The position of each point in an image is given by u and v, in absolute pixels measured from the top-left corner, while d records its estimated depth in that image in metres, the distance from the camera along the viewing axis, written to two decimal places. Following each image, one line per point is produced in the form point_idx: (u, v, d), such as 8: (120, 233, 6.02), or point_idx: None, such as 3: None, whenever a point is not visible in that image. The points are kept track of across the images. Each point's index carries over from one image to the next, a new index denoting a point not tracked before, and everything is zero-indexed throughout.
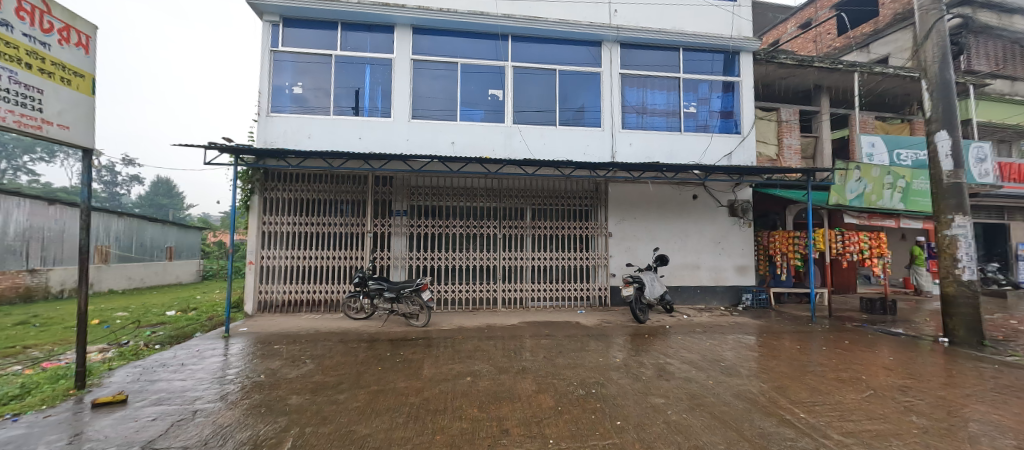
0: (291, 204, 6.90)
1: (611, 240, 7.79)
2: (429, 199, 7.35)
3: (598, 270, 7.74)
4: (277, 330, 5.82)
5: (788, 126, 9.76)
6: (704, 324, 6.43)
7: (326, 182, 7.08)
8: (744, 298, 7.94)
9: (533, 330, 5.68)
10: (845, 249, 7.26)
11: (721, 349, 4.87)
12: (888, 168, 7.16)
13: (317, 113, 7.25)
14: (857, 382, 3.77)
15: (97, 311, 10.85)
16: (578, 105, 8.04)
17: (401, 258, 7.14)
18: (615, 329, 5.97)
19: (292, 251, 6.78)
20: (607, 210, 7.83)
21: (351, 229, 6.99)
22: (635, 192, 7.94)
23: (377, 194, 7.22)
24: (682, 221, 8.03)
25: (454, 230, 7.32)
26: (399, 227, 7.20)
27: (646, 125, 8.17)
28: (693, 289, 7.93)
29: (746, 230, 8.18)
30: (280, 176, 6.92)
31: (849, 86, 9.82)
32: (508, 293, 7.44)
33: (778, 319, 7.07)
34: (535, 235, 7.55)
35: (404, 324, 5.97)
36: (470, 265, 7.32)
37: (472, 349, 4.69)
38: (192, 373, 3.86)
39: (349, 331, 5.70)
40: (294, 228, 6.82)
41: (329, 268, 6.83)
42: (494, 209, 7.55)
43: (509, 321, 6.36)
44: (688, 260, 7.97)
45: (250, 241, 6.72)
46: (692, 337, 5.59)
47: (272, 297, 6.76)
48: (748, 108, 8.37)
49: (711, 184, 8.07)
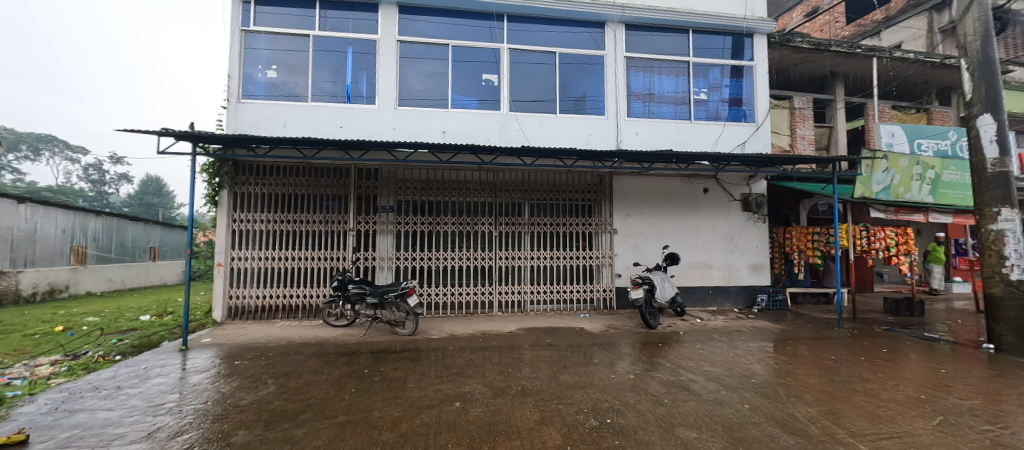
0: (264, 200, 6.26)
1: (616, 238, 7.19)
2: (418, 193, 6.72)
3: (602, 271, 7.14)
4: (246, 341, 5.16)
5: (801, 115, 9.20)
6: (721, 330, 5.84)
7: (303, 175, 6.43)
8: (759, 299, 7.31)
9: (533, 339, 5.06)
10: (871, 246, 6.70)
11: (747, 361, 4.28)
12: (917, 158, 6.61)
13: (294, 100, 6.58)
14: (917, 404, 3.20)
15: (65, 316, 10.17)
16: (579, 93, 7.41)
17: (387, 259, 6.52)
18: (624, 336, 5.37)
19: (266, 252, 6.15)
20: (611, 205, 7.21)
21: (331, 228, 6.35)
22: (641, 185, 7.34)
23: (360, 189, 6.58)
24: (693, 217, 7.44)
25: (445, 228, 6.71)
26: (385, 224, 6.57)
27: (653, 113, 7.57)
28: (704, 290, 7.35)
29: (760, 226, 7.61)
30: (252, 169, 6.27)
31: (865, 73, 9.27)
32: (505, 295, 6.83)
33: (798, 323, 6.50)
34: (534, 232, 6.95)
35: (389, 333, 5.33)
36: (464, 266, 6.71)
37: (464, 364, 4.07)
38: (124, 400, 3.19)
39: (326, 341, 5.06)
40: (268, 226, 6.19)
41: (308, 271, 6.20)
42: (489, 205, 6.94)
43: (506, 328, 5.74)
44: (699, 258, 7.39)
45: (218, 241, 6.07)
46: (711, 345, 5.00)
47: (244, 303, 6.12)
48: (763, 94, 7.79)
49: (724, 177, 7.49)
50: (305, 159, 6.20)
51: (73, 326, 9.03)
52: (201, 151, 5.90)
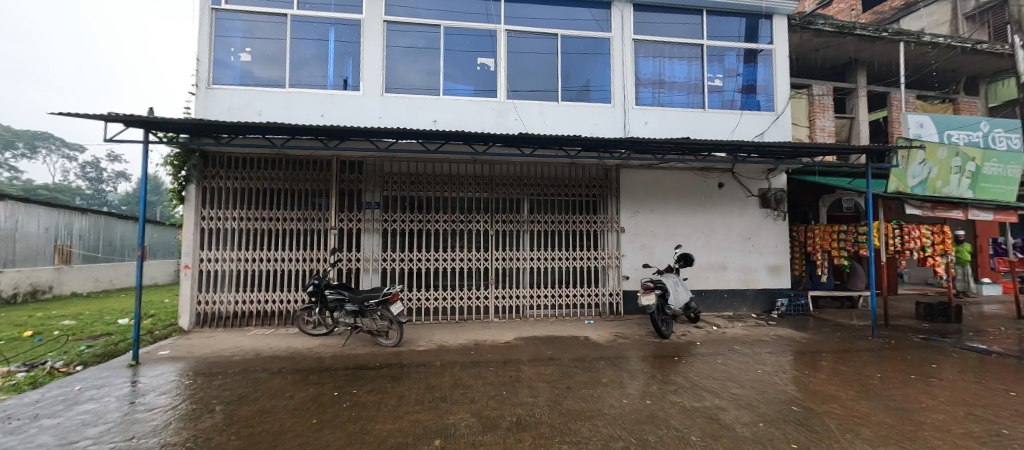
0: (237, 196, 5.69)
1: (623, 237, 6.60)
2: (406, 188, 6.13)
3: (608, 273, 6.54)
4: (208, 353, 4.56)
5: (820, 105, 8.60)
6: (741, 339, 5.24)
7: (280, 168, 5.85)
8: (779, 304, 6.71)
9: (531, 351, 4.48)
10: (905, 246, 6.09)
11: (779, 380, 3.69)
12: (957, 148, 6.04)
13: (271, 86, 6.00)
14: (1003, 441, 2.59)
15: (40, 320, 9.61)
16: (583, 81, 6.81)
17: (372, 260, 5.94)
18: (635, 347, 4.78)
19: (239, 253, 5.60)
20: (618, 201, 6.62)
21: (311, 226, 5.78)
22: (651, 180, 6.74)
23: (343, 183, 5.99)
24: (706, 214, 6.83)
25: (436, 227, 6.13)
26: (370, 222, 5.98)
27: (664, 101, 6.96)
28: (719, 294, 6.76)
29: (780, 224, 7.00)
30: (224, 160, 5.70)
31: (890, 59, 8.63)
32: (501, 300, 6.26)
33: (826, 330, 5.89)
34: (534, 231, 6.35)
35: (370, 344, 4.75)
36: (457, 268, 6.13)
37: (450, 385, 3.49)
38: (30, 436, 2.61)
39: (298, 354, 4.48)
40: (241, 225, 5.63)
41: (285, 274, 5.66)
42: (485, 201, 6.36)
43: (503, 338, 5.15)
44: (713, 259, 6.79)
45: (186, 241, 5.51)
46: (733, 357, 4.42)
47: (215, 310, 5.57)
48: (783, 81, 7.17)
49: (741, 170, 6.88)
50: (281, 149, 5.61)
51: (45, 331, 8.49)
52: (164, 141, 5.32)
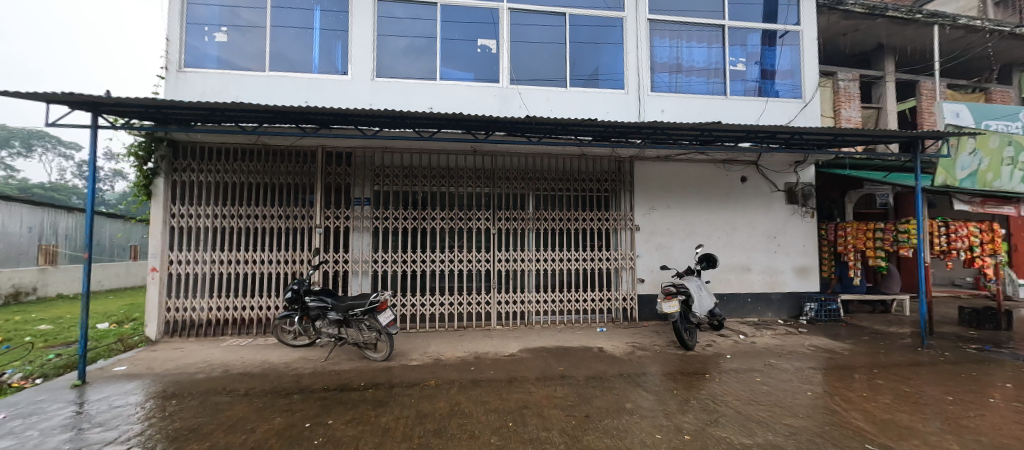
0: (211, 191, 5.12)
1: (637, 236, 6.03)
2: (399, 183, 5.54)
3: (622, 275, 5.97)
4: (170, 368, 3.97)
5: (846, 94, 8.03)
6: (775, 350, 4.65)
7: (259, 159, 5.28)
8: (807, 309, 6.14)
9: (540, 367, 3.90)
10: (951, 245, 5.50)
11: (838, 406, 3.10)
12: (1009, 137, 5.44)
13: (250, 70, 5.45)
14: None
15: (14, 325, 9.00)
16: (593, 66, 6.24)
17: (361, 262, 5.37)
18: (658, 361, 4.19)
19: (215, 254, 5.07)
20: (631, 196, 6.04)
21: (293, 225, 5.21)
22: (668, 173, 6.15)
23: (329, 176, 5.41)
24: (728, 210, 6.25)
25: (432, 226, 5.57)
26: (359, 220, 5.42)
27: (681, 88, 6.39)
28: (742, 299, 6.19)
29: (808, 221, 6.41)
30: (197, 151, 5.13)
31: (922, 44, 8.01)
32: (504, 306, 5.70)
33: (865, 339, 5.31)
34: (540, 230, 5.78)
35: (357, 358, 4.16)
36: (455, 271, 5.57)
37: (446, 413, 2.90)
38: None
39: (273, 370, 3.90)
40: (217, 223, 5.08)
41: (265, 277, 5.10)
42: (486, 196, 5.78)
43: (507, 349, 4.57)
44: (736, 260, 6.21)
45: (153, 241, 4.95)
46: (771, 373, 3.84)
47: (187, 318, 5.01)
48: (811, 66, 6.57)
49: (766, 163, 6.30)
50: (260, 138, 5.03)
51: (15, 337, 7.87)
52: (127, 128, 4.74)
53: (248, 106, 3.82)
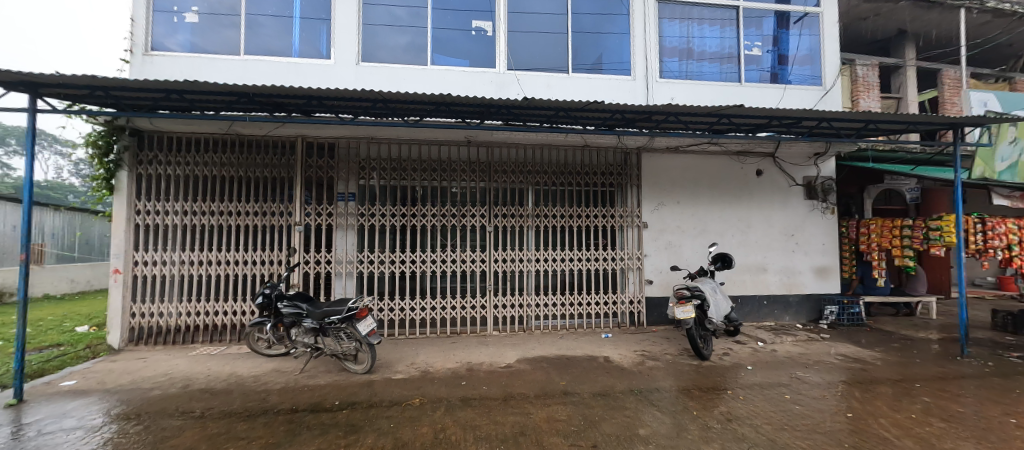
0: (179, 185, 4.68)
1: (645, 234, 5.58)
2: (387, 176, 5.09)
3: (628, 276, 5.52)
4: (124, 383, 3.53)
5: (865, 83, 7.56)
6: (800, 360, 4.20)
7: (233, 150, 4.84)
8: (828, 312, 5.71)
9: (539, 382, 3.46)
10: (987, 244, 5.04)
11: (887, 432, 2.65)
12: None
13: (224, 53, 5.00)
14: None
15: None
16: (597, 51, 5.78)
17: (346, 263, 4.94)
18: (672, 374, 3.74)
19: (186, 255, 4.66)
20: (638, 191, 5.59)
21: (270, 223, 4.77)
22: (678, 166, 5.70)
23: (310, 169, 4.96)
24: (743, 206, 5.80)
25: (423, 223, 5.13)
26: (343, 216, 4.98)
27: (692, 74, 5.94)
28: (758, 301, 5.75)
29: (827, 218, 5.97)
30: (164, 142, 4.68)
31: (946, 30, 7.53)
32: (501, 310, 5.27)
33: (896, 346, 4.85)
34: (540, 227, 5.34)
35: (335, 371, 3.72)
36: (448, 272, 5.15)
37: (428, 443, 2.46)
38: None
39: (239, 385, 3.45)
40: (188, 221, 4.67)
41: (241, 280, 4.69)
42: (482, 191, 5.34)
43: (504, 360, 4.12)
44: (751, 260, 5.76)
45: (116, 240, 4.51)
46: (802, 389, 3.38)
47: (154, 325, 4.58)
48: (833, 50, 6.10)
49: (784, 155, 5.84)
50: (232, 127, 4.59)
51: None
52: (84, 116, 4.29)
53: (209, 87, 3.36)
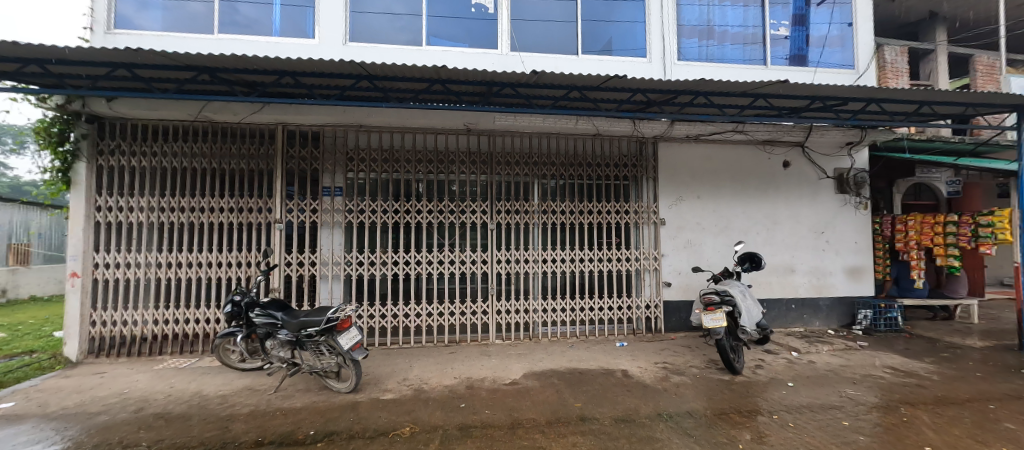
0: (145, 178, 4.19)
1: (662, 232, 5.08)
2: (378, 168, 4.59)
3: (644, 278, 5.03)
4: (68, 406, 3.03)
5: (894, 69, 7.04)
6: (844, 374, 3.69)
7: (206, 140, 4.34)
8: (861, 317, 5.23)
9: (551, 405, 2.96)
10: None
11: None
12: None
13: (197, 32, 4.49)
14: None
15: None
16: (609, 31, 5.26)
17: (332, 264, 4.46)
18: (703, 393, 3.23)
19: (154, 256, 4.18)
20: (655, 184, 5.08)
21: (247, 220, 4.29)
22: (699, 157, 5.19)
23: (292, 161, 4.46)
24: (769, 201, 5.29)
25: (418, 221, 4.64)
26: (329, 213, 4.49)
27: (713, 56, 5.43)
28: (785, 305, 5.25)
29: (860, 214, 5.46)
30: (127, 129, 4.19)
31: (982, 11, 7.00)
32: (505, 316, 4.77)
33: (945, 356, 4.34)
34: (546, 224, 4.85)
35: (314, 391, 3.22)
36: (446, 274, 4.65)
37: None
38: None
39: (201, 409, 2.96)
40: (156, 218, 4.19)
41: (214, 284, 4.21)
42: (483, 185, 4.84)
43: (509, 375, 3.62)
44: (778, 259, 5.26)
45: (72, 240, 4.01)
46: (860, 412, 2.87)
47: (116, 334, 4.09)
48: (865, 31, 5.60)
49: (814, 145, 5.32)
50: (202, 112, 4.03)
51: None
52: (34, 99, 3.81)
53: (160, 60, 2.85)
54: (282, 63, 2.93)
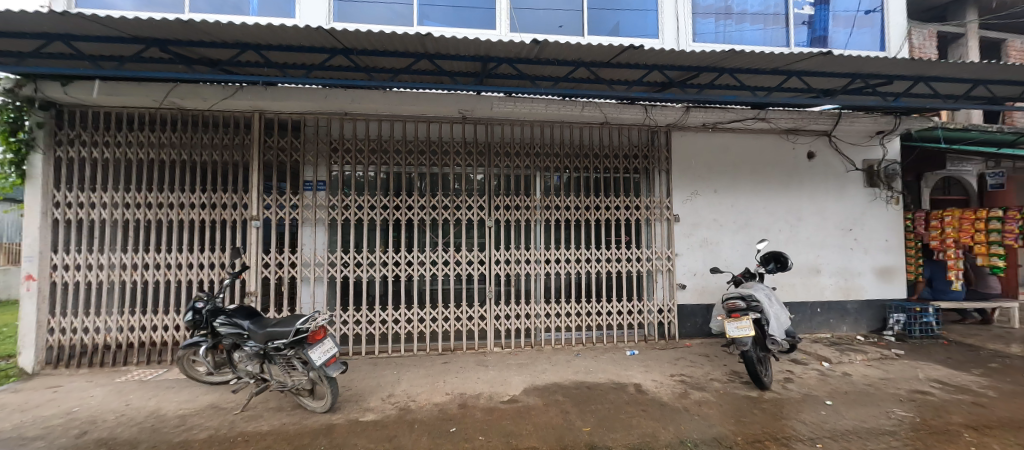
0: (108, 171, 3.81)
1: (675, 229, 4.66)
2: (365, 161, 4.19)
3: (656, 280, 4.61)
4: (3, 429, 2.64)
5: (922, 55, 6.57)
6: (887, 390, 3.26)
7: (177, 129, 3.96)
8: (892, 322, 4.83)
9: (556, 429, 2.55)
10: None
11: None
12: None
13: (167, 11, 4.10)
14: None
15: None
16: (618, 11, 4.83)
17: (315, 266, 4.07)
18: (729, 414, 2.81)
19: (118, 258, 3.80)
20: (667, 177, 4.66)
21: (221, 217, 3.90)
22: (716, 147, 4.76)
23: (270, 152, 4.06)
24: (792, 196, 4.86)
25: (409, 217, 4.25)
26: (312, 209, 4.10)
27: (730, 38, 5.00)
28: (810, 309, 4.83)
29: (891, 210, 5.01)
30: (89, 118, 3.80)
31: None
32: (504, 322, 4.36)
33: (995, 366, 3.89)
34: (549, 221, 4.44)
35: (286, 411, 2.83)
36: (440, 276, 4.26)
37: None
38: None
39: (153, 434, 2.57)
40: (121, 215, 3.81)
41: (184, 287, 3.83)
42: (480, 178, 4.44)
43: (509, 390, 3.22)
44: (802, 259, 4.83)
45: (27, 239, 3.63)
46: (919, 440, 2.45)
47: (76, 343, 3.72)
48: (898, 8, 5.13)
49: (842, 133, 4.88)
50: (168, 98, 3.62)
51: None
52: None
53: (100, 30, 2.47)
54: (245, 34, 2.54)
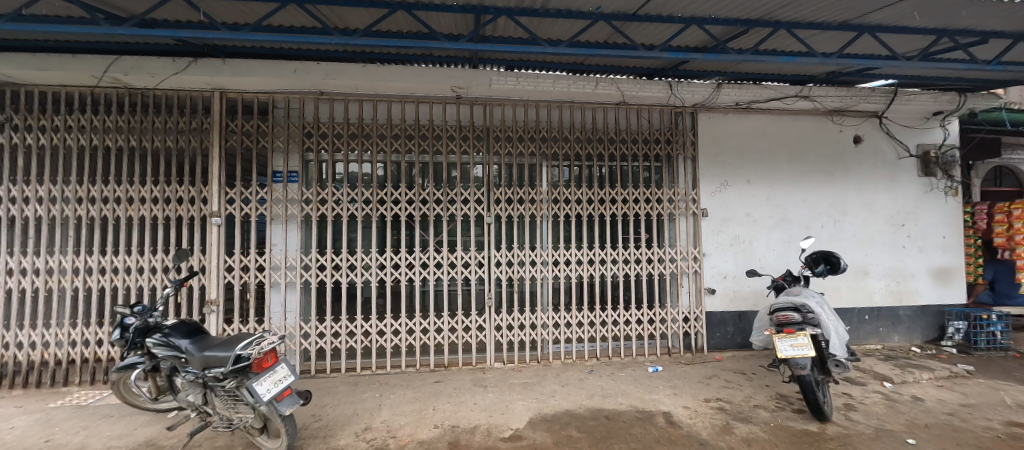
0: (45, 160, 3.28)
1: (703, 225, 4.05)
2: (344, 147, 3.61)
3: (680, 283, 4.01)
4: None
5: None
6: (977, 422, 2.63)
7: (126, 112, 3.42)
8: (953, 331, 4.19)
9: None
10: None
11: None
12: None
13: None
14: None
15: None
16: None
17: (285, 270, 3.51)
18: None
19: (57, 261, 3.26)
20: (692, 166, 4.06)
21: (176, 213, 3.36)
22: (748, 131, 4.14)
23: (233, 138, 3.50)
24: (835, 185, 4.23)
25: (396, 213, 3.68)
26: (281, 204, 3.53)
27: None
28: (857, 316, 4.21)
29: (950, 201, 4.36)
30: (24, 98, 3.27)
31: None
32: (506, 332, 3.79)
33: None
34: (557, 216, 3.85)
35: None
36: (431, 280, 3.68)
37: None
38: None
39: None
40: (59, 211, 3.28)
41: (134, 295, 3.29)
42: (477, 168, 3.85)
43: (511, 421, 2.65)
44: (847, 258, 4.20)
45: None
46: None
47: (8, 360, 3.19)
48: None
49: (893, 114, 4.25)
50: (108, 72, 3.06)
51: None
52: None
53: None
54: None
